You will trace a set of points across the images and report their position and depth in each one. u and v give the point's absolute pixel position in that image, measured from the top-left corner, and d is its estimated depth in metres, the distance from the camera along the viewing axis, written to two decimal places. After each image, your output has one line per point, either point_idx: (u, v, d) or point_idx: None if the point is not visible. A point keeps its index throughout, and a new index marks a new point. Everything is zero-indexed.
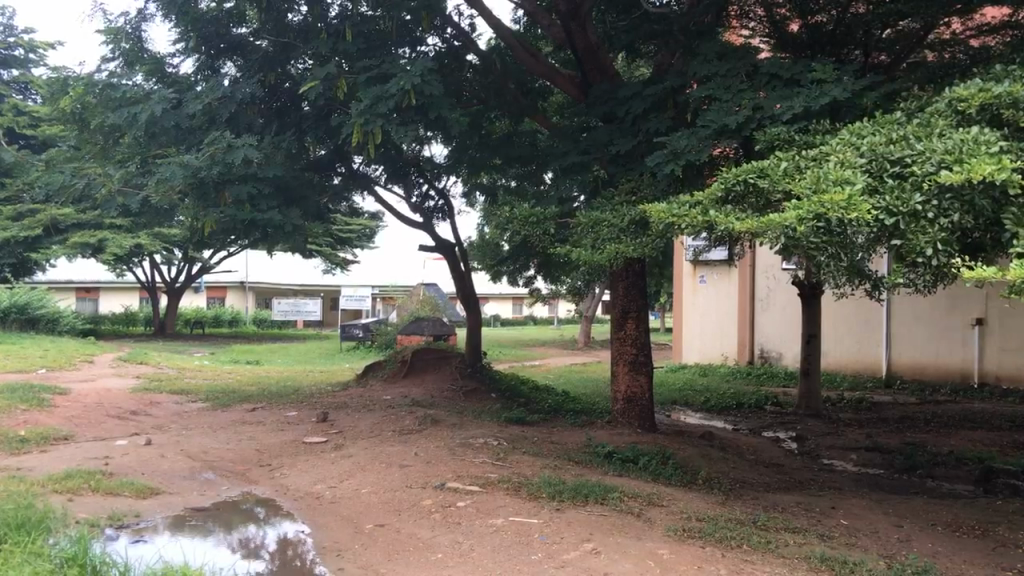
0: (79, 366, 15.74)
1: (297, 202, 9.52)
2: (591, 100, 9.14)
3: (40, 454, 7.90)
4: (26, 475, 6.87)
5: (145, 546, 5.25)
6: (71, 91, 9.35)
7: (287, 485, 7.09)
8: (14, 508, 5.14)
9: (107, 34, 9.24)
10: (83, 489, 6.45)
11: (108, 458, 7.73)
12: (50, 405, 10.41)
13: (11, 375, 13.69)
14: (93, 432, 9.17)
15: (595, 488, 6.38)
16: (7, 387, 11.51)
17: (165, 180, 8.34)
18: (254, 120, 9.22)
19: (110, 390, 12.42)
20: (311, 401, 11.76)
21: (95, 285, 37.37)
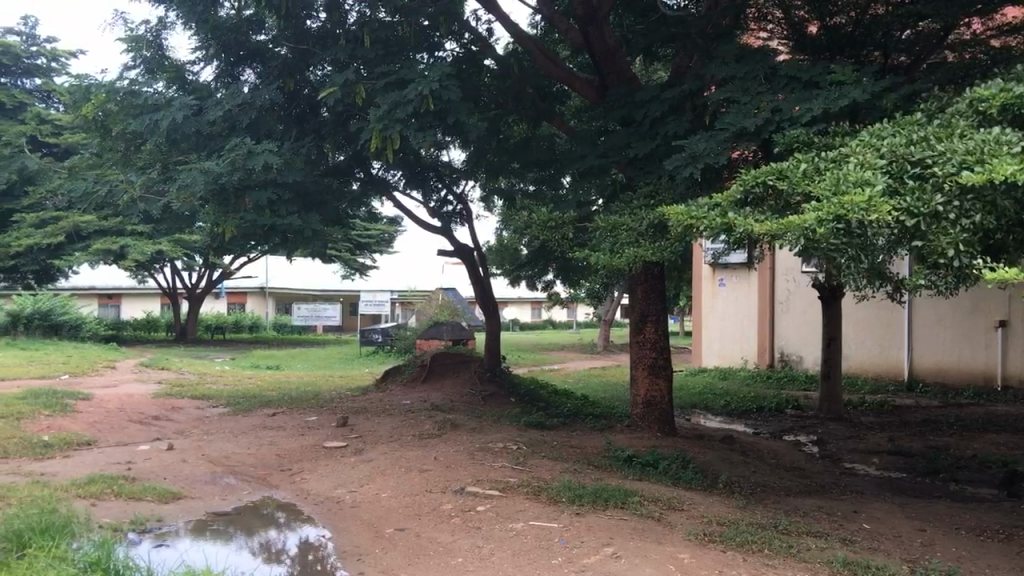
0: (100, 371, 15.87)
1: (316, 208, 9.59)
2: (609, 105, 9.12)
3: (64, 459, 7.98)
4: (50, 480, 6.94)
5: (168, 550, 5.29)
6: (92, 98, 9.45)
7: (308, 489, 7.11)
8: (40, 513, 5.19)
9: (128, 42, 9.36)
10: (106, 493, 6.52)
11: (131, 463, 7.80)
12: (73, 410, 10.50)
13: (35, 380, 13.87)
14: (116, 437, 9.23)
15: (615, 492, 6.38)
16: (30, 392, 11.62)
17: (186, 186, 8.41)
18: (274, 125, 9.26)
19: (132, 395, 12.52)
20: (330, 406, 11.79)
21: (118, 291, 37.70)
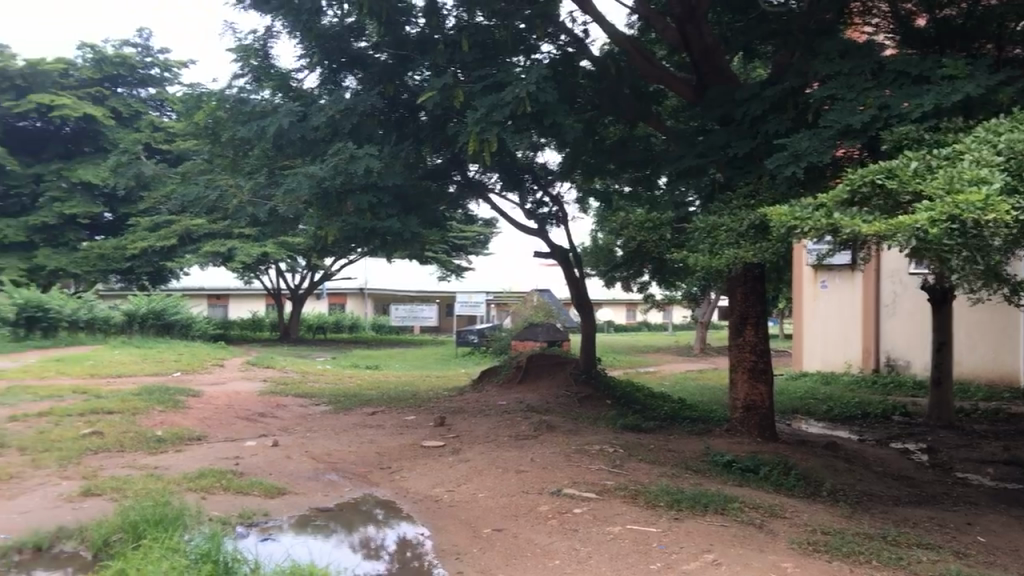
0: (209, 369, 16.45)
1: (415, 210, 9.76)
2: (708, 104, 8.98)
3: (177, 453, 8.30)
4: (163, 473, 7.24)
5: (272, 544, 5.46)
6: (203, 106, 9.82)
7: (407, 488, 7.23)
8: (154, 505, 5.43)
9: (237, 52, 9.68)
10: (215, 487, 6.76)
11: (238, 458, 8.05)
12: (184, 407, 10.90)
13: (150, 377, 14.51)
14: (224, 433, 9.56)
15: (715, 497, 6.28)
16: (144, 389, 12.14)
17: (292, 190, 8.69)
18: (374, 130, 9.40)
19: (238, 393, 12.94)
20: (428, 405, 11.96)
21: (225, 292, 39.09)
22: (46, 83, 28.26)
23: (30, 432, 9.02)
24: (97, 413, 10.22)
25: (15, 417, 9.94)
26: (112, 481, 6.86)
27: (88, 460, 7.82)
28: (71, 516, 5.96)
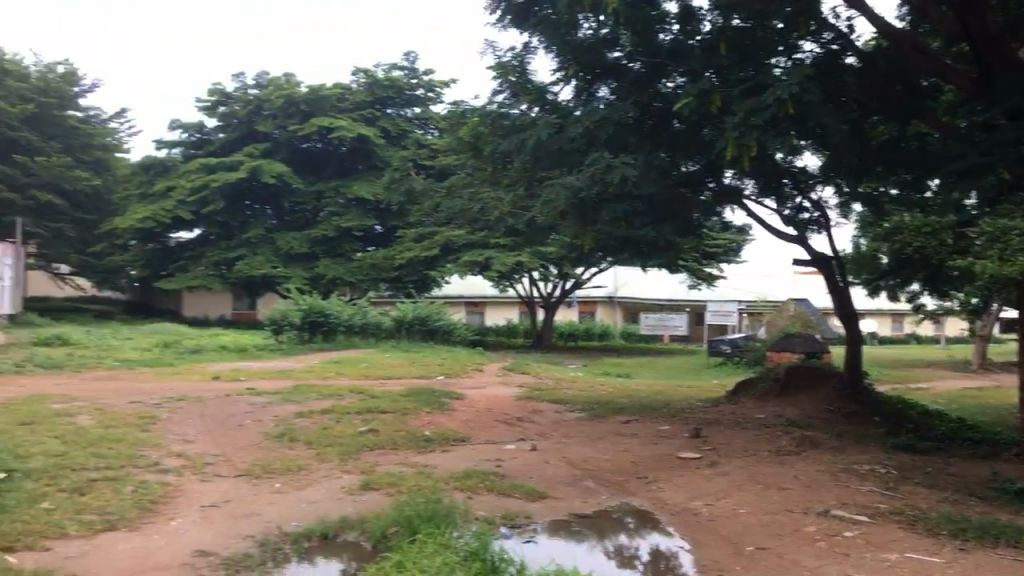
0: (469, 374, 17.19)
1: (670, 219, 9.70)
2: (994, 97, 8.21)
3: (443, 453, 8.73)
4: (432, 471, 7.65)
5: (533, 547, 5.59)
6: (467, 122, 10.29)
7: (664, 498, 7.15)
8: (426, 501, 5.74)
9: (497, 68, 10.03)
10: (479, 487, 7.05)
11: (499, 461, 8.35)
12: (448, 409, 11.48)
13: (417, 380, 15.41)
14: (486, 435, 9.93)
15: (1009, 529, 5.70)
16: (413, 391, 12.90)
17: (551, 201, 8.95)
18: (629, 139, 9.35)
19: (497, 397, 13.43)
20: (682, 416, 11.78)
21: (482, 300, 40.65)
22: (326, 107, 31.03)
23: (316, 427, 9.86)
24: (372, 412, 11.00)
25: (303, 413, 10.91)
26: (387, 477, 7.34)
27: (366, 457, 8.42)
28: (352, 508, 6.44)
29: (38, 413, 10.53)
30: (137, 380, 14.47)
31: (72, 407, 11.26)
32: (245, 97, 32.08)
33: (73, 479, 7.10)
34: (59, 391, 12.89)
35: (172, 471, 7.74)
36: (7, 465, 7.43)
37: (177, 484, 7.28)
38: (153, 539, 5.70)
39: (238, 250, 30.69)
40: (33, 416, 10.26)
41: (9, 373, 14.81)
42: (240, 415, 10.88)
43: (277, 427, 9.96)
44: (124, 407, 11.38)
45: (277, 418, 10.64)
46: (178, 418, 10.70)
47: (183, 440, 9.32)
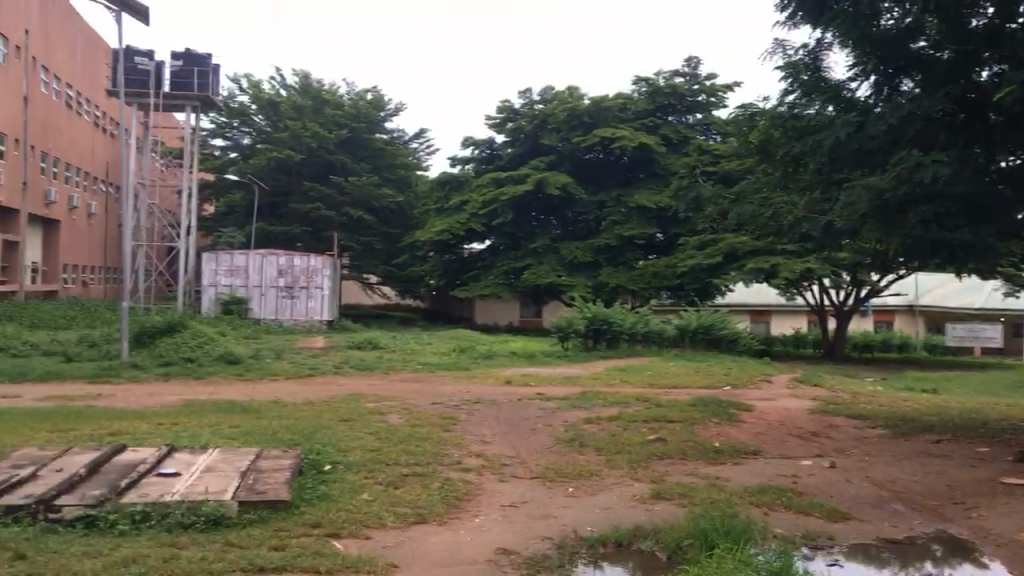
0: (758, 384, 16.57)
1: (988, 220, 8.79)
2: None
3: (735, 466, 8.50)
4: (725, 485, 7.49)
5: (838, 571, 5.31)
6: (757, 125, 9.94)
7: (987, 528, 6.50)
8: (723, 516, 5.65)
9: (788, 68, 9.57)
10: (776, 504, 6.79)
11: (795, 477, 7.99)
12: (737, 421, 11.19)
13: (702, 390, 15.15)
14: (779, 449, 9.52)
15: None
16: (700, 400, 12.69)
17: (851, 204, 8.45)
18: (939, 135, 8.57)
19: (789, 410, 12.87)
20: (1004, 438, 10.62)
21: None
22: (608, 118, 31.85)
23: (606, 434, 9.99)
24: (660, 421, 10.97)
25: (591, 419, 11.10)
26: (678, 487, 7.28)
27: (656, 465, 8.40)
28: (646, 517, 6.44)
29: (355, 411, 11.55)
30: (438, 383, 15.42)
31: (383, 406, 12.23)
32: (532, 112, 33.52)
33: (388, 474, 7.71)
34: (372, 391, 14.05)
35: (473, 470, 8.17)
36: (333, 457, 8.22)
37: (478, 483, 7.66)
38: (460, 534, 6.05)
39: (525, 260, 31.87)
40: (352, 414, 11.26)
41: (331, 373, 16.36)
42: (533, 419, 11.27)
43: (567, 432, 10.20)
44: (428, 408, 12.18)
45: (567, 423, 10.90)
46: (476, 419, 11.29)
47: (481, 440, 9.82)
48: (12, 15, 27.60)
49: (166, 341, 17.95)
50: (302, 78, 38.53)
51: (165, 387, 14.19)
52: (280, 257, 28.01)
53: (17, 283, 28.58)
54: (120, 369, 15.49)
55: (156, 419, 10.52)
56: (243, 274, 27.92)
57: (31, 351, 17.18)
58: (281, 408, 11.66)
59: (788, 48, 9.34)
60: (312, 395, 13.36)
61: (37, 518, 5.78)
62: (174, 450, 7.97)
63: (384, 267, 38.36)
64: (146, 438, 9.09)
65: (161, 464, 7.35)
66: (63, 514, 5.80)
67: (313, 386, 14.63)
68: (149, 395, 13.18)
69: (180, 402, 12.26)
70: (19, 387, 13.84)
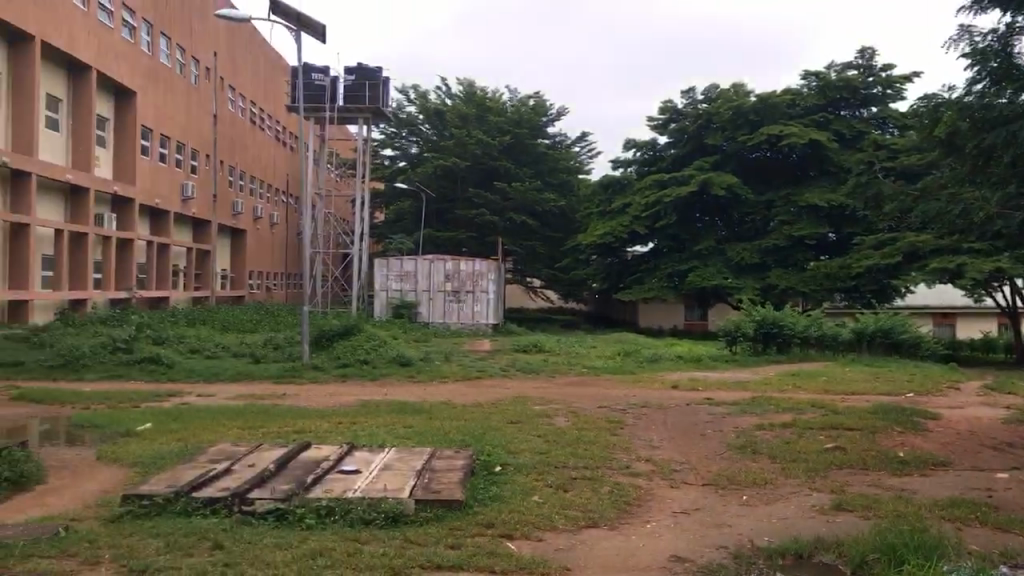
0: (945, 392, 15.54)
1: None
2: None
3: (922, 478, 8.02)
4: (913, 497, 7.10)
5: None
6: (942, 118, 9.19)
7: None
8: (912, 532, 5.38)
9: (974, 55, 8.75)
10: (970, 519, 6.37)
11: (990, 491, 7.47)
12: (923, 430, 10.58)
13: (883, 397, 14.38)
14: (971, 461, 8.91)
15: None
16: (881, 408, 12.07)
17: None
18: None
19: (981, 419, 12.02)
20: None
21: None
22: (775, 115, 31.06)
23: (780, 441, 9.67)
24: (838, 429, 10.53)
25: (764, 426, 10.79)
26: (861, 499, 6.95)
27: (835, 475, 8.06)
28: (827, 529, 6.18)
29: (523, 413, 11.69)
30: (604, 387, 15.38)
31: (551, 409, 12.33)
32: (696, 112, 32.98)
33: (558, 476, 7.77)
34: (539, 394, 14.18)
35: (643, 475, 8.10)
36: (503, 459, 8.35)
37: (648, 488, 7.59)
38: (632, 540, 6.01)
39: (689, 263, 31.33)
40: (520, 416, 11.41)
41: (498, 376, 16.63)
42: (703, 425, 11.04)
43: (739, 438, 9.95)
44: (595, 411, 12.17)
45: (738, 429, 10.64)
46: (644, 424, 11.18)
47: (649, 445, 9.73)
48: (203, 39, 29.70)
49: (343, 343, 18.78)
50: (467, 87, 39.43)
51: (344, 387, 14.85)
52: (447, 262, 28.80)
53: (209, 289, 30.66)
54: (302, 370, 16.34)
55: (336, 418, 11.03)
56: (413, 280, 28.92)
57: (223, 353, 18.39)
58: (452, 410, 11.96)
59: (975, 33, 8.75)
60: (481, 397, 13.63)
61: (232, 511, 6.16)
62: (354, 449, 8.32)
63: (547, 270, 38.65)
64: (328, 437, 9.53)
65: (343, 462, 7.69)
66: (256, 507, 6.16)
67: (482, 388, 14.90)
68: (329, 395, 13.83)
69: (358, 403, 12.80)
70: (212, 386, 14.84)
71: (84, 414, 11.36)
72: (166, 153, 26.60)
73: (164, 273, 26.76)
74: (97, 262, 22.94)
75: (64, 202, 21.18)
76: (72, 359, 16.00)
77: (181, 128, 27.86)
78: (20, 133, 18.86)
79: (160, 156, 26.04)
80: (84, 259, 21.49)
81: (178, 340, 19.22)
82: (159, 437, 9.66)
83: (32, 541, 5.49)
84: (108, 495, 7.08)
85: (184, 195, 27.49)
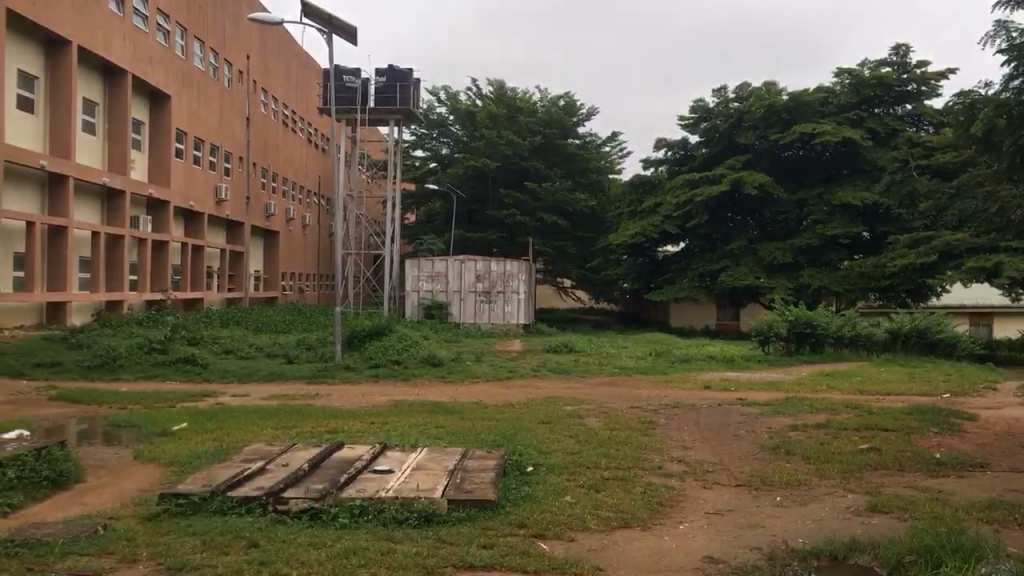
0: (982, 392, 15.30)
1: None
2: None
3: (959, 479, 7.92)
4: (949, 499, 7.02)
5: None
6: (979, 116, 9.03)
7: None
8: (952, 535, 5.33)
9: (1010, 52, 8.57)
10: (1008, 521, 6.28)
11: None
12: (960, 431, 10.45)
13: (919, 398, 14.20)
14: (1010, 462, 8.78)
15: None
16: (917, 408, 11.93)
17: None
18: None
19: (1019, 420, 11.82)
20: None
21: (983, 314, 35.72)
22: (808, 112, 30.72)
23: (813, 442, 9.59)
24: (873, 430, 10.43)
25: (798, 426, 10.70)
26: (898, 500, 6.88)
27: (870, 476, 7.98)
28: (863, 530, 6.13)
29: (555, 413, 11.69)
30: (635, 387, 15.33)
31: (582, 409, 12.34)
32: (727, 111, 32.78)
33: (590, 476, 7.78)
34: (570, 394, 14.17)
35: (675, 475, 8.08)
36: (534, 460, 8.36)
37: (681, 489, 7.57)
38: (665, 540, 6.00)
39: (721, 262, 31.15)
40: (552, 416, 11.42)
41: (529, 376, 16.65)
42: (735, 425, 10.99)
43: (772, 439, 9.88)
44: (626, 411, 12.15)
45: (771, 429, 10.57)
46: (676, 424, 11.14)
47: (681, 446, 9.69)
48: (236, 42, 30.02)
49: (375, 344, 18.90)
50: (497, 87, 39.48)
51: (376, 388, 14.95)
52: (477, 263, 28.84)
53: (242, 290, 30.98)
54: (334, 371, 16.46)
55: (369, 419, 11.10)
56: (444, 280, 29.09)
57: (256, 354, 18.58)
58: (483, 410, 12.00)
59: (1012, 29, 8.61)
60: (512, 397, 13.65)
61: (267, 510, 6.23)
62: (386, 449, 8.37)
63: (578, 270, 38.59)
64: (361, 437, 9.60)
65: (376, 462, 7.73)
66: (290, 506, 6.22)
67: (513, 388, 14.92)
68: (361, 395, 13.93)
69: (390, 403, 12.87)
70: (247, 386, 15.01)
71: (122, 414, 11.53)
72: (200, 155, 26.92)
73: (199, 275, 27.07)
74: (133, 264, 23.27)
75: (100, 205, 21.50)
76: (109, 360, 16.25)
77: (215, 130, 28.19)
78: (58, 137, 19.18)
79: (194, 159, 26.35)
80: (120, 261, 21.80)
81: (212, 341, 19.45)
82: (194, 437, 9.79)
83: (71, 539, 5.59)
84: (145, 494, 7.18)
85: (218, 197, 27.79)
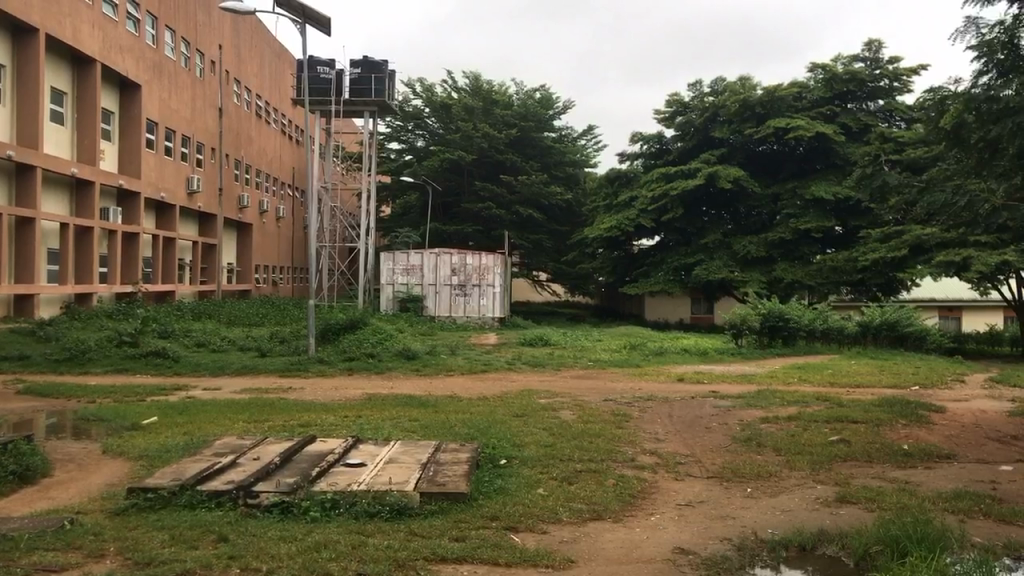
0: (950, 385, 15.51)
1: None
2: None
3: (927, 471, 8.01)
4: (916, 489, 7.12)
5: None
6: (949, 110, 9.14)
7: None
8: (918, 524, 5.43)
9: (980, 48, 8.64)
10: (974, 511, 6.36)
11: (995, 483, 7.45)
12: (927, 423, 10.58)
13: (889, 390, 14.35)
14: (976, 453, 8.89)
15: None
16: (885, 400, 12.07)
17: None
18: None
19: (985, 411, 11.99)
20: None
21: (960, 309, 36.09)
22: (782, 107, 30.85)
23: (784, 434, 9.68)
24: (843, 422, 10.54)
25: (769, 419, 10.79)
26: (865, 492, 6.96)
27: (840, 468, 8.07)
28: (832, 521, 6.20)
29: (529, 406, 11.75)
30: (609, 380, 15.42)
31: (557, 402, 12.37)
32: (703, 105, 32.88)
33: (563, 469, 7.78)
34: (546, 388, 14.22)
35: (647, 467, 8.12)
36: (508, 453, 8.37)
37: (653, 481, 7.61)
38: (636, 532, 6.02)
39: (696, 256, 31.35)
40: (526, 409, 11.44)
41: (504, 369, 16.69)
42: (707, 417, 11.08)
43: (743, 431, 9.98)
44: (600, 404, 12.22)
45: (743, 422, 10.65)
46: (649, 417, 11.21)
47: (655, 438, 9.75)
48: (208, 32, 29.70)
49: (349, 337, 18.83)
50: (472, 79, 39.38)
51: (350, 381, 14.92)
52: (453, 256, 28.77)
53: (215, 283, 30.79)
54: (307, 364, 16.36)
55: (343, 412, 11.05)
56: (419, 273, 28.90)
57: (228, 347, 18.45)
58: (457, 403, 12.01)
59: (982, 25, 8.69)
60: (488, 391, 13.66)
61: (237, 504, 6.20)
62: (359, 442, 8.33)
63: (554, 263, 38.65)
64: (333, 430, 9.56)
65: (347, 455, 7.70)
66: (261, 500, 6.19)
67: (488, 382, 14.96)
68: (335, 389, 13.91)
69: (363, 396, 12.83)
70: (219, 380, 14.94)
71: (91, 407, 11.44)
72: (172, 146, 26.67)
73: (171, 267, 26.84)
74: (104, 256, 23.04)
75: (69, 196, 21.25)
76: (78, 353, 16.06)
77: (187, 121, 27.93)
78: (25, 127, 18.93)
79: (165, 150, 26.10)
80: (90, 254, 21.58)
81: (184, 334, 19.29)
82: (165, 431, 9.69)
83: (37, 534, 5.52)
84: (114, 489, 7.11)
85: (191, 189, 27.56)
